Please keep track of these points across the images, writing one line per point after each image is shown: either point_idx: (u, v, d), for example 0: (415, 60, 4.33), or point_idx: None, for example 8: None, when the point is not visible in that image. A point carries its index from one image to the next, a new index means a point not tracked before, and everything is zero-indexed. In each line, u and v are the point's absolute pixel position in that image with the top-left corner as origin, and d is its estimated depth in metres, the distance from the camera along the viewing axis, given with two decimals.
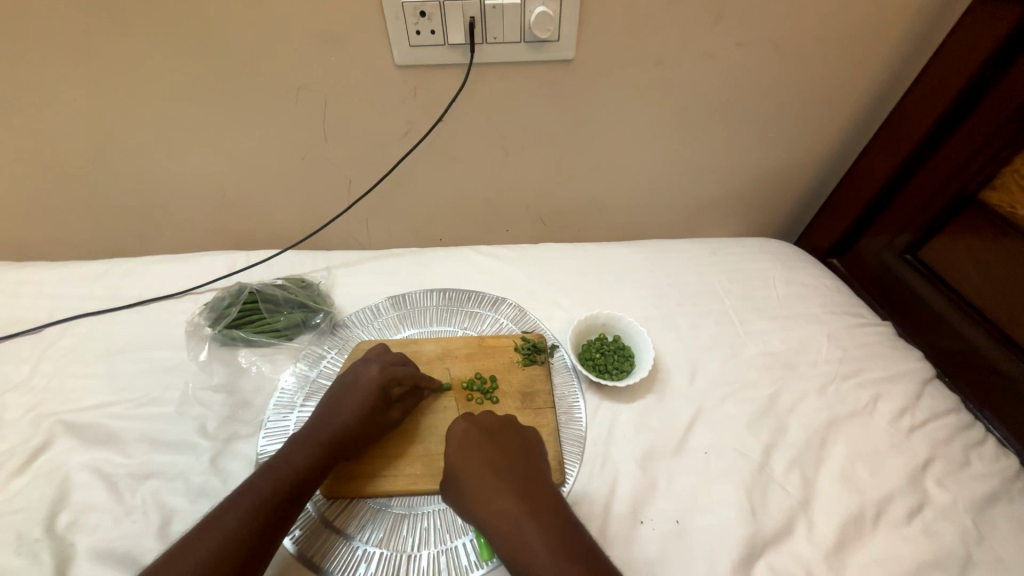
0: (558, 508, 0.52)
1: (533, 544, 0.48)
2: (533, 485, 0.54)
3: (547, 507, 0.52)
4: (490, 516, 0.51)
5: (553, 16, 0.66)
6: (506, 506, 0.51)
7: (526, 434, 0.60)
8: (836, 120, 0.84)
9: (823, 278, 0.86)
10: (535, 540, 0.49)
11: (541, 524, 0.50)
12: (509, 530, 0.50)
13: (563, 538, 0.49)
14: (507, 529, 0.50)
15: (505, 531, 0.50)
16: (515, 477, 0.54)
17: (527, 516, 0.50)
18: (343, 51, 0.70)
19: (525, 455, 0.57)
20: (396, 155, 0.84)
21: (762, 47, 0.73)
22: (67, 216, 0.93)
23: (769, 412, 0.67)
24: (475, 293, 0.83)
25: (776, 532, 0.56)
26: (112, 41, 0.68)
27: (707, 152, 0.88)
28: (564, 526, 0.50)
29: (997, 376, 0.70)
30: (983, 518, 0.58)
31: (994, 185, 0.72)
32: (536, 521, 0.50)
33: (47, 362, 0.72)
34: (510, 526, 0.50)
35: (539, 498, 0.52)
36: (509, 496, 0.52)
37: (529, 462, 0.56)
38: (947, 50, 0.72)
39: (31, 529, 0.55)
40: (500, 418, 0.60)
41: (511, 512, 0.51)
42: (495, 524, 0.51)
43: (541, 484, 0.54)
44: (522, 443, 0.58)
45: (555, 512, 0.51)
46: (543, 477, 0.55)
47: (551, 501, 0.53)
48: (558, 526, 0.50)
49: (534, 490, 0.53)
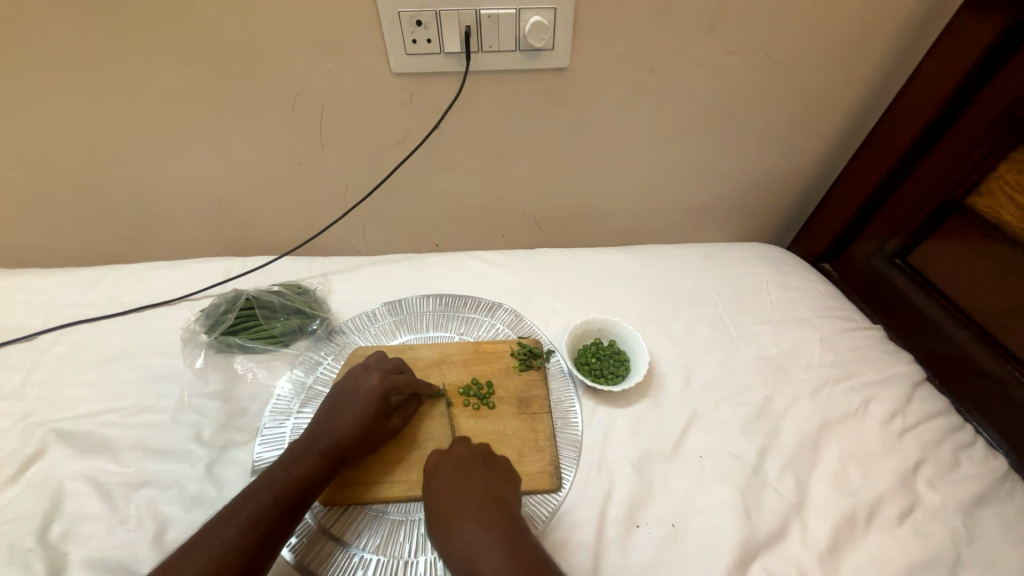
0: (519, 532, 0.51)
1: (488, 567, 0.47)
2: (496, 507, 0.53)
3: (507, 530, 0.51)
4: (450, 543, 0.51)
5: (548, 25, 0.67)
6: (463, 531, 0.51)
7: (498, 460, 0.59)
8: (826, 127, 0.86)
9: (815, 282, 0.88)
10: (491, 561, 0.47)
11: (498, 546, 0.49)
12: (466, 555, 0.49)
13: (517, 562, 0.47)
14: (465, 554, 0.49)
15: (464, 555, 0.49)
16: (476, 501, 0.53)
17: (485, 538, 0.50)
18: (340, 59, 0.70)
19: (492, 479, 0.56)
20: (393, 162, 0.84)
21: (754, 56, 0.74)
22: (61, 222, 0.93)
23: (763, 415, 0.68)
24: (471, 299, 0.83)
25: (770, 535, 0.57)
26: (109, 48, 0.68)
27: (700, 159, 0.89)
28: (522, 551, 0.48)
29: (987, 378, 0.72)
30: (973, 518, 0.59)
31: (980, 190, 0.74)
32: (492, 544, 0.49)
33: (40, 370, 0.72)
34: (465, 548, 0.50)
35: (499, 520, 0.51)
36: (467, 520, 0.51)
37: (495, 486, 0.56)
38: (933, 59, 0.73)
39: (25, 538, 0.54)
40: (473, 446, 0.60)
41: (467, 535, 0.50)
42: (455, 549, 0.50)
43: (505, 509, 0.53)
44: (492, 468, 0.58)
45: (515, 535, 0.50)
46: (508, 500, 0.54)
47: (514, 523, 0.52)
48: (515, 551, 0.48)
49: (495, 514, 0.52)
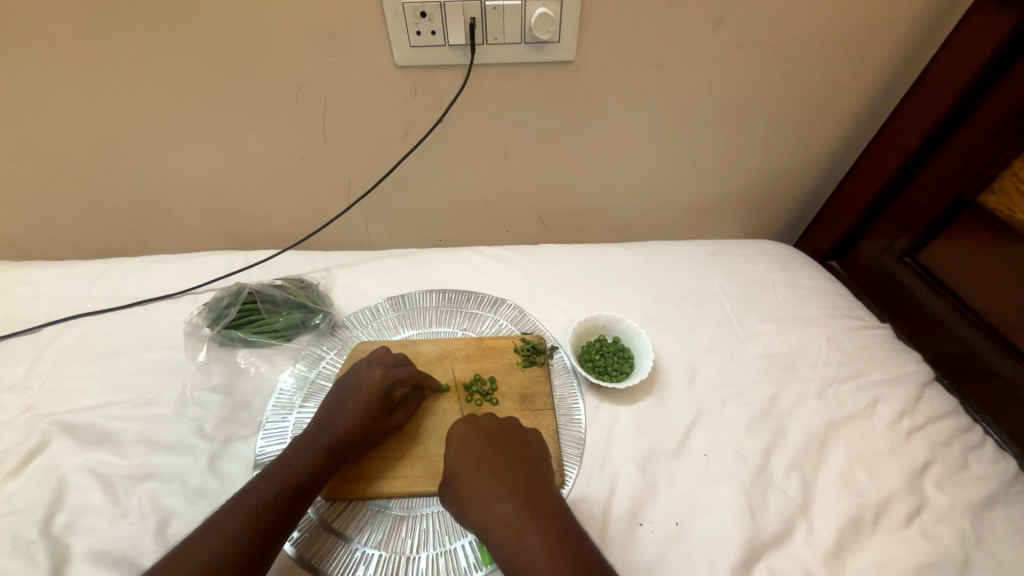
0: (557, 512, 0.51)
1: (531, 547, 0.48)
2: (533, 487, 0.53)
3: (546, 511, 0.51)
4: (489, 521, 0.51)
5: (554, 17, 0.66)
6: (504, 510, 0.51)
7: (528, 439, 0.60)
8: (836, 122, 0.84)
9: (822, 280, 0.87)
10: (533, 542, 0.48)
11: (539, 526, 0.49)
12: (507, 533, 0.49)
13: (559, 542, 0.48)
14: (505, 532, 0.49)
15: (504, 533, 0.49)
16: (514, 480, 0.53)
17: (525, 518, 0.50)
18: (343, 51, 0.70)
19: (526, 460, 0.56)
20: (396, 156, 0.84)
21: (763, 50, 0.73)
22: (64, 215, 0.93)
23: (768, 414, 0.67)
24: (474, 294, 0.82)
25: (775, 535, 0.56)
26: (111, 40, 0.67)
27: (707, 154, 0.88)
28: (563, 531, 0.49)
29: (997, 379, 0.70)
30: (982, 520, 0.58)
31: (993, 188, 0.73)
32: (534, 524, 0.49)
33: (44, 363, 0.72)
34: (506, 528, 0.50)
35: (538, 502, 0.52)
36: (508, 500, 0.51)
37: (530, 466, 0.56)
38: (946, 54, 0.72)
39: (28, 530, 0.54)
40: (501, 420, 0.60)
41: (508, 514, 0.50)
42: (494, 527, 0.50)
43: (540, 486, 0.54)
44: (524, 448, 0.58)
45: (553, 515, 0.51)
46: (544, 480, 0.55)
47: (551, 504, 0.52)
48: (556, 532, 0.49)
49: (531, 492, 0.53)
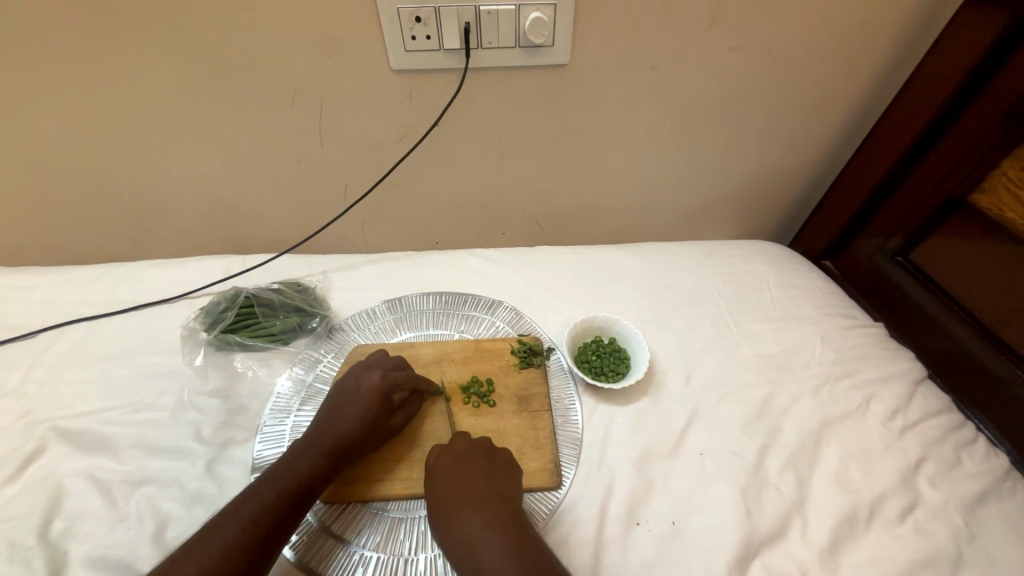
0: (519, 526, 0.52)
1: (487, 563, 0.48)
2: (494, 501, 0.53)
3: (506, 525, 0.51)
4: (451, 536, 0.52)
5: (548, 21, 0.66)
6: (464, 526, 0.51)
7: (498, 451, 0.60)
8: (829, 123, 0.85)
9: (816, 280, 0.87)
10: (489, 557, 0.49)
11: (497, 541, 0.50)
12: (467, 548, 0.50)
13: (515, 554, 0.48)
14: (465, 546, 0.50)
15: (464, 548, 0.50)
16: (476, 495, 0.54)
17: (483, 533, 0.50)
18: (339, 55, 0.70)
19: (491, 473, 0.57)
20: (392, 159, 0.84)
21: (755, 52, 0.74)
22: (61, 220, 0.93)
23: (764, 413, 0.68)
24: (471, 297, 0.83)
25: (771, 533, 0.57)
26: (107, 45, 0.68)
27: (702, 156, 0.89)
28: (521, 544, 0.50)
29: (989, 377, 0.71)
30: (974, 516, 0.59)
31: (983, 187, 0.74)
32: (493, 539, 0.50)
33: (40, 368, 0.72)
34: (466, 543, 0.50)
35: (498, 516, 0.52)
36: (468, 515, 0.52)
37: (494, 479, 0.56)
38: (935, 57, 0.73)
39: (25, 536, 0.54)
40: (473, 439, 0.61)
41: (468, 530, 0.51)
42: (455, 543, 0.51)
43: (504, 500, 0.54)
44: (492, 461, 0.58)
45: (515, 530, 0.51)
46: (508, 493, 0.55)
47: (514, 517, 0.52)
48: (513, 545, 0.49)
49: (494, 505, 0.53)
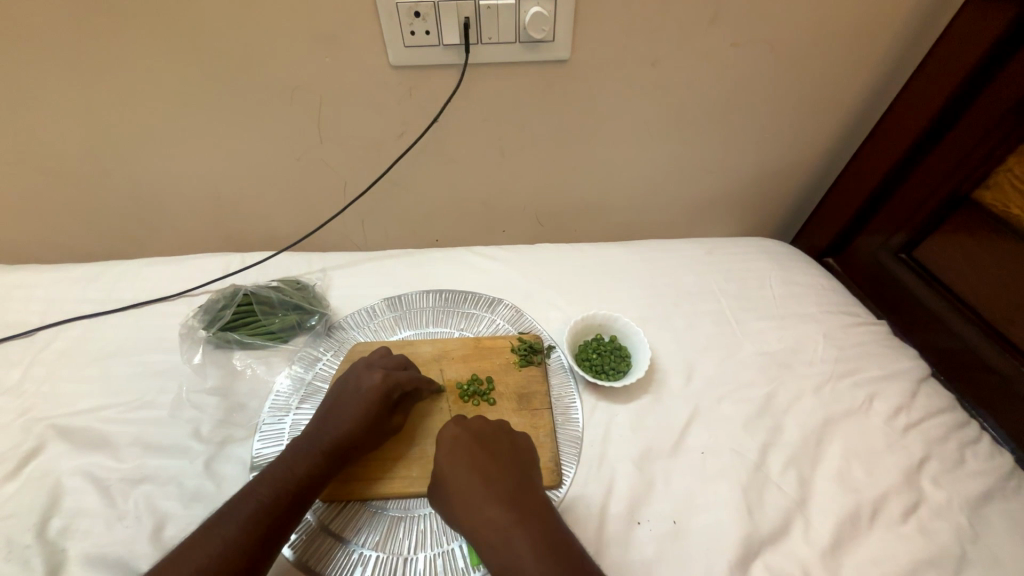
0: (549, 520, 0.51)
1: (521, 555, 0.47)
2: (525, 494, 0.53)
3: (538, 519, 0.50)
4: (478, 525, 0.50)
5: (548, 16, 0.65)
6: (496, 517, 0.50)
7: (519, 440, 0.59)
8: (832, 119, 0.84)
9: (818, 277, 0.87)
10: (522, 548, 0.48)
11: (532, 536, 0.48)
12: (498, 539, 0.49)
13: (550, 547, 0.47)
14: (496, 538, 0.49)
15: (494, 538, 0.49)
16: (506, 486, 0.53)
17: (515, 524, 0.49)
18: (337, 51, 0.69)
19: (515, 464, 0.56)
20: (391, 156, 0.84)
21: (757, 47, 0.73)
22: (58, 218, 0.92)
23: (765, 411, 0.67)
24: (471, 294, 0.82)
25: (773, 532, 0.56)
26: (102, 41, 0.67)
27: (703, 153, 0.88)
28: (554, 537, 0.49)
29: (993, 375, 0.70)
30: (978, 516, 0.58)
31: (988, 184, 0.73)
32: (526, 531, 0.49)
33: (38, 366, 0.71)
34: (497, 537, 0.49)
35: (530, 509, 0.51)
36: (499, 505, 0.51)
37: (519, 470, 0.55)
38: (939, 53, 0.72)
39: (23, 534, 0.54)
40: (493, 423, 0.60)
41: (500, 519, 0.50)
42: (484, 531, 0.50)
43: (531, 492, 0.53)
44: (515, 450, 0.57)
45: (547, 523, 0.50)
46: (534, 487, 0.54)
47: (544, 512, 0.51)
48: (546, 538, 0.48)
49: (523, 498, 0.52)
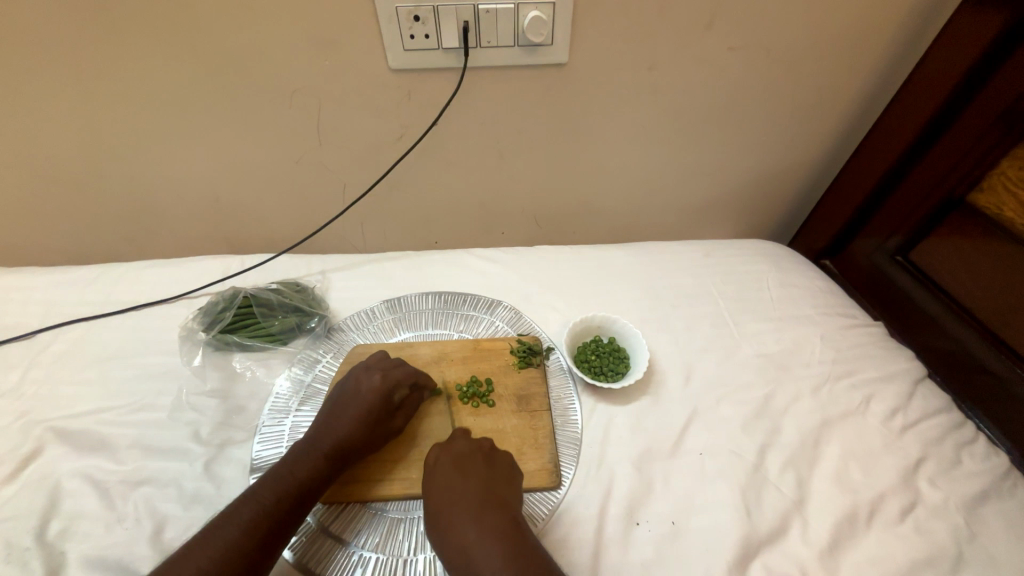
0: (516, 533, 0.50)
1: (481, 569, 0.47)
2: (492, 507, 0.53)
3: (504, 533, 0.50)
4: (446, 541, 0.51)
5: (546, 20, 0.66)
6: (460, 534, 0.51)
7: (499, 458, 0.59)
8: (828, 122, 0.85)
9: (815, 279, 0.87)
10: (483, 563, 0.48)
11: (494, 549, 0.49)
12: (462, 555, 0.49)
13: (511, 560, 0.47)
14: (461, 553, 0.50)
15: (458, 554, 0.50)
16: (472, 500, 0.53)
17: (477, 539, 0.50)
18: (337, 55, 0.70)
19: (489, 478, 0.56)
20: (391, 158, 0.84)
21: (754, 51, 0.74)
22: (57, 220, 0.92)
23: (763, 412, 0.68)
24: (470, 296, 0.83)
25: (771, 532, 0.57)
26: (102, 44, 0.67)
27: (700, 155, 0.89)
28: (519, 550, 0.49)
29: (989, 376, 0.71)
30: (974, 516, 0.59)
31: (982, 186, 0.73)
32: (487, 546, 0.49)
33: (37, 368, 0.71)
34: (462, 552, 0.50)
35: (495, 522, 0.51)
36: (464, 520, 0.52)
37: (491, 483, 0.55)
38: (933, 56, 0.73)
39: (22, 536, 0.54)
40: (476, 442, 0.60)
41: (463, 534, 0.50)
42: (450, 548, 0.51)
43: (501, 505, 0.53)
44: (490, 465, 0.57)
45: (514, 536, 0.50)
46: (504, 500, 0.54)
47: (512, 525, 0.51)
48: (510, 551, 0.48)
49: (490, 512, 0.52)
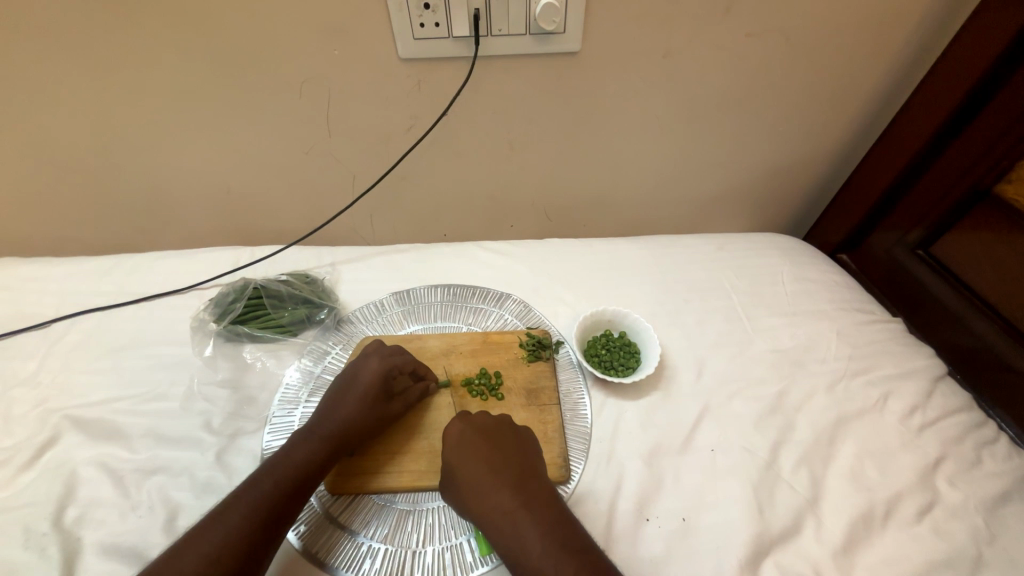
0: (555, 504, 0.52)
1: (527, 538, 0.49)
2: (528, 478, 0.54)
3: (544, 503, 0.52)
4: (486, 511, 0.51)
5: (559, 7, 0.64)
6: (502, 503, 0.51)
7: (521, 433, 0.59)
8: (848, 111, 0.83)
9: (832, 273, 0.85)
10: (530, 534, 0.49)
11: (538, 518, 0.50)
12: (506, 526, 0.50)
13: (555, 531, 0.49)
14: (505, 524, 0.50)
15: (503, 526, 0.50)
16: (510, 474, 0.54)
17: (523, 508, 0.51)
18: (346, 44, 0.69)
19: (519, 452, 0.56)
20: (400, 150, 0.83)
21: (771, 38, 0.72)
22: (70, 211, 0.93)
23: (777, 409, 0.67)
24: (479, 289, 0.82)
25: (784, 531, 0.56)
26: (110, 34, 0.67)
27: (714, 146, 0.87)
28: (561, 519, 0.51)
29: (1011, 372, 0.69)
30: (995, 517, 0.57)
31: (1010, 177, 0.70)
32: (533, 516, 0.50)
33: (52, 358, 0.72)
34: (506, 522, 0.50)
35: (535, 492, 0.52)
36: (506, 492, 0.52)
37: (525, 458, 0.56)
38: (960, 44, 0.70)
39: (40, 522, 0.55)
40: (495, 416, 0.60)
41: (509, 507, 0.51)
42: (493, 520, 0.51)
43: (536, 476, 0.54)
44: (516, 438, 0.58)
45: (553, 507, 0.52)
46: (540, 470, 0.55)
47: (548, 496, 0.53)
48: (553, 519, 0.50)
49: (528, 482, 0.53)
